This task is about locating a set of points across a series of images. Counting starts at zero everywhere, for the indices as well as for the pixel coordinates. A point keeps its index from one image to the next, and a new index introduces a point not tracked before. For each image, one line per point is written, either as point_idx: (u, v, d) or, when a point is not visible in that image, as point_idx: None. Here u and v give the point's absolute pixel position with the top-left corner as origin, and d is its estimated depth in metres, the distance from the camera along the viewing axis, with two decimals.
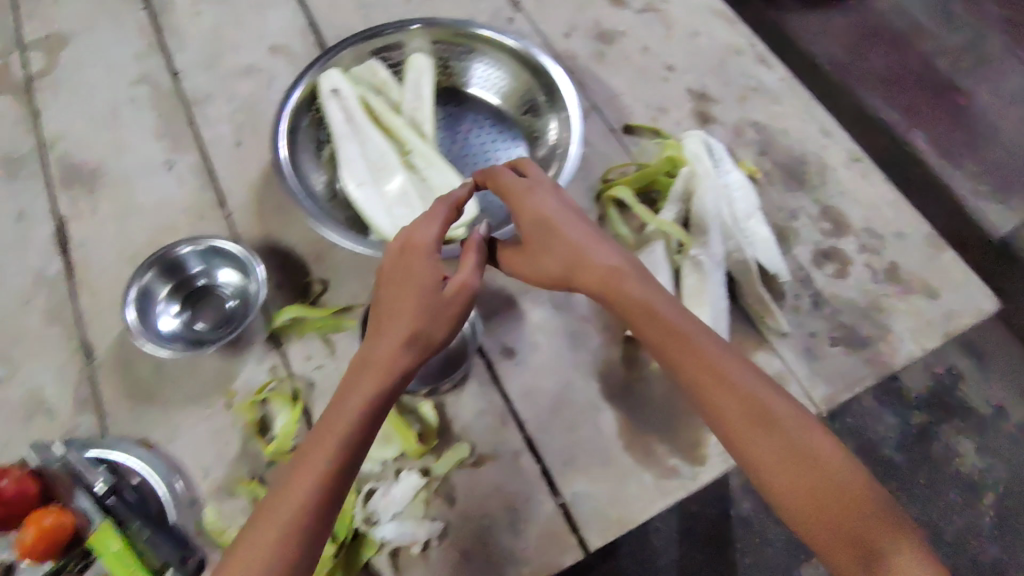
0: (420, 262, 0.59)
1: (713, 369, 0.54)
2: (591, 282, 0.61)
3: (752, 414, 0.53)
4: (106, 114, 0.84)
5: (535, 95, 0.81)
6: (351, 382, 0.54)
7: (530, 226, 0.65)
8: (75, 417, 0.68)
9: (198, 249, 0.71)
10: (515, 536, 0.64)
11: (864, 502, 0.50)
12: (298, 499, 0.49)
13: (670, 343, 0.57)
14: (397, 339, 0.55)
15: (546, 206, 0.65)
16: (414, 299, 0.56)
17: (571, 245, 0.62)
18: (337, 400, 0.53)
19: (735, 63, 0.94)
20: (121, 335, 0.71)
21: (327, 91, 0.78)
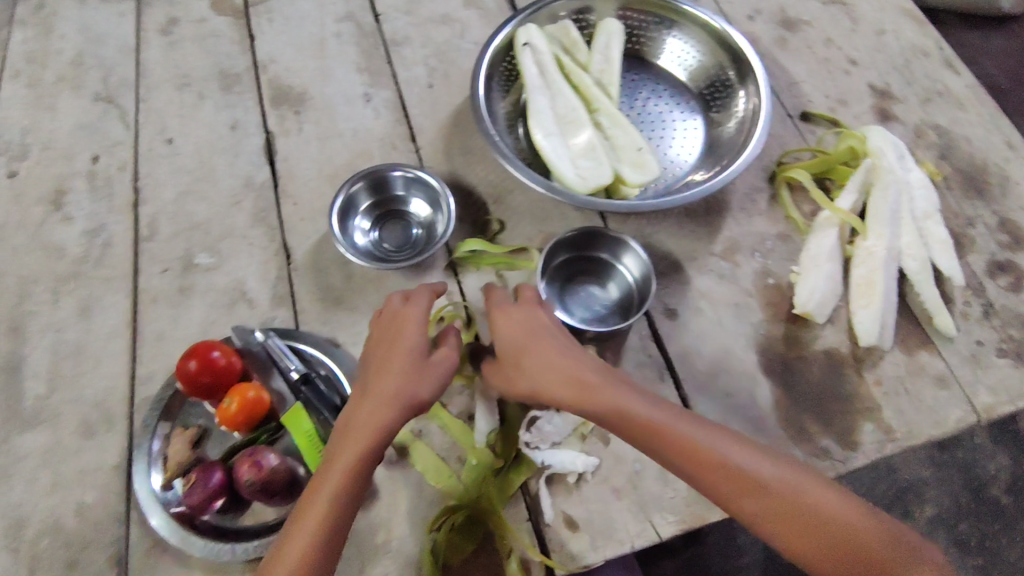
0: (405, 336, 0.60)
1: (727, 468, 0.53)
2: (567, 392, 0.58)
3: (757, 494, 0.52)
4: (315, 45, 0.91)
5: (722, 70, 0.84)
6: (338, 444, 0.56)
7: (505, 343, 0.61)
8: (272, 309, 0.74)
9: (407, 176, 0.76)
10: (665, 485, 0.67)
11: (875, 539, 0.51)
12: (310, 534, 0.52)
13: (678, 453, 0.54)
14: (381, 402, 0.56)
15: (529, 319, 0.62)
16: (400, 371, 0.58)
17: (551, 354, 0.59)
18: (329, 457, 0.55)
19: (920, 64, 0.92)
20: (318, 243, 0.77)
21: (524, 43, 0.81)
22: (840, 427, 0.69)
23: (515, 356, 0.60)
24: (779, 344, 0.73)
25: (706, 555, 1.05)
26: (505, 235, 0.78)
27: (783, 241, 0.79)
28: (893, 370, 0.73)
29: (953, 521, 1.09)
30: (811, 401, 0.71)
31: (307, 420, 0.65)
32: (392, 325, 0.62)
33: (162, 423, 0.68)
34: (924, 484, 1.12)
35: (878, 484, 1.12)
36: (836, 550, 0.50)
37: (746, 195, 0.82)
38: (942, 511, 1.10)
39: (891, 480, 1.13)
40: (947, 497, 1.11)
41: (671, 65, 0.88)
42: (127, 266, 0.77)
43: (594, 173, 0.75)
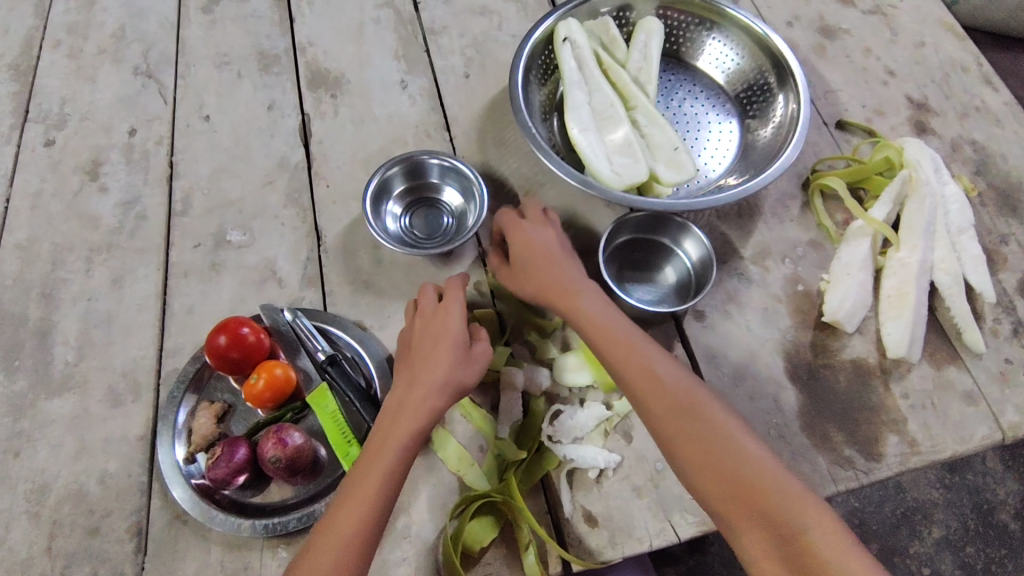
0: (444, 325, 0.60)
1: (644, 364, 0.58)
2: (552, 293, 0.64)
3: (673, 408, 0.56)
4: (352, 30, 0.91)
5: (760, 74, 0.83)
6: (385, 426, 0.56)
7: (520, 253, 0.67)
8: (301, 290, 0.74)
9: (443, 164, 0.76)
10: (687, 486, 0.66)
11: (772, 480, 0.51)
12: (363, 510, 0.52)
13: (614, 348, 0.60)
14: (432, 382, 0.57)
15: (543, 238, 0.67)
16: (446, 358, 0.58)
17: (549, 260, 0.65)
18: (381, 431, 0.56)
19: (959, 78, 0.91)
20: (350, 227, 0.78)
21: (563, 37, 0.81)
22: (864, 438, 0.69)
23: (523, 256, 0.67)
24: (806, 351, 0.73)
25: (709, 562, 1.04)
26: None
27: (815, 249, 0.79)
28: (920, 384, 0.72)
29: (960, 543, 1.09)
30: (836, 410, 0.70)
31: (332, 401, 0.65)
32: (433, 314, 0.62)
33: (189, 396, 0.68)
34: (933, 505, 1.12)
35: (886, 502, 1.12)
36: (724, 466, 0.52)
37: (779, 200, 0.81)
38: (950, 533, 1.10)
39: (900, 498, 1.13)
40: (955, 518, 1.11)
41: (710, 66, 0.87)
42: (159, 240, 0.77)
43: (629, 169, 0.75)
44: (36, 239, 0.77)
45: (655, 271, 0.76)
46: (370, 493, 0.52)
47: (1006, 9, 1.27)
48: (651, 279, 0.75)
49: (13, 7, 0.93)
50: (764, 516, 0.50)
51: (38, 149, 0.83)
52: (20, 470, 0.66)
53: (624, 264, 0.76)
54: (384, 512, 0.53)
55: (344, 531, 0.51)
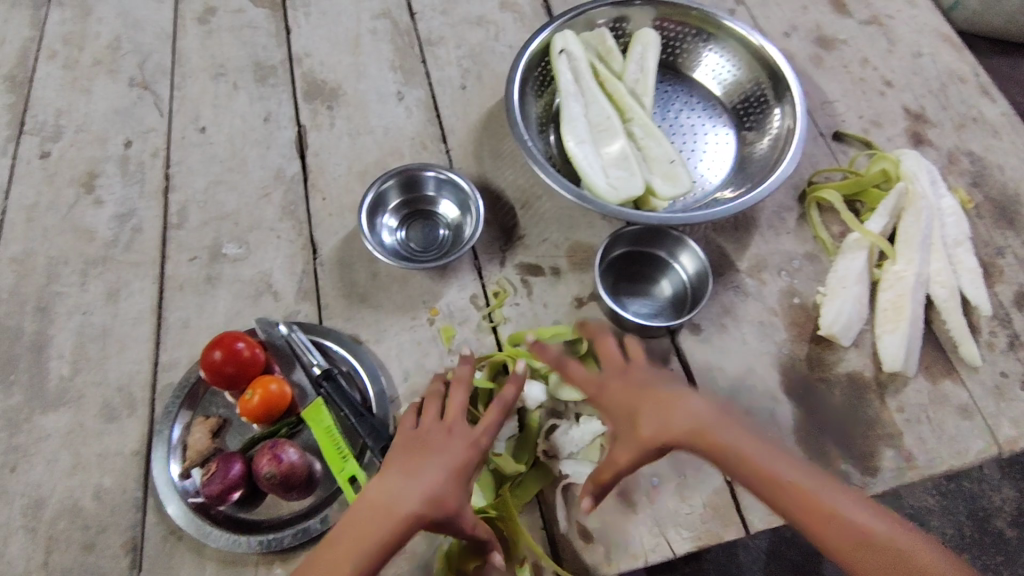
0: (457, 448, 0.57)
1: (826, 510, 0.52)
2: (681, 437, 0.57)
3: (851, 533, 0.51)
4: (349, 41, 0.91)
5: (758, 85, 0.83)
6: (354, 531, 0.53)
7: (617, 405, 0.61)
8: (297, 303, 0.74)
9: (439, 177, 0.76)
10: (681, 502, 0.66)
11: None
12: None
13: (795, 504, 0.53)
14: (419, 502, 0.54)
15: (631, 378, 0.62)
16: (438, 481, 0.55)
17: (664, 409, 0.58)
18: (354, 531, 0.53)
19: (956, 89, 0.91)
20: (346, 239, 0.78)
21: (560, 50, 0.81)
22: (860, 452, 0.69)
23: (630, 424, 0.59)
24: (802, 365, 0.73)
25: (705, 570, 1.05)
26: (532, 241, 0.78)
27: (811, 261, 0.79)
28: (916, 398, 0.72)
29: (957, 551, 1.09)
30: (832, 424, 0.70)
31: (327, 416, 0.65)
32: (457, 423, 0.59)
33: (184, 411, 0.68)
34: (929, 512, 1.12)
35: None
36: None
37: (775, 212, 0.81)
38: (948, 540, 1.10)
39: (897, 506, 1.13)
40: (952, 526, 1.11)
41: (706, 77, 0.87)
42: (155, 253, 0.77)
43: (626, 183, 0.75)
44: (31, 252, 0.77)
45: (650, 284, 0.76)
46: None
47: (1004, 15, 1.27)
48: (646, 292, 0.75)
49: (10, 18, 0.93)
50: None
51: (33, 161, 0.83)
52: (15, 485, 0.66)
53: (619, 277, 0.76)
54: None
55: None
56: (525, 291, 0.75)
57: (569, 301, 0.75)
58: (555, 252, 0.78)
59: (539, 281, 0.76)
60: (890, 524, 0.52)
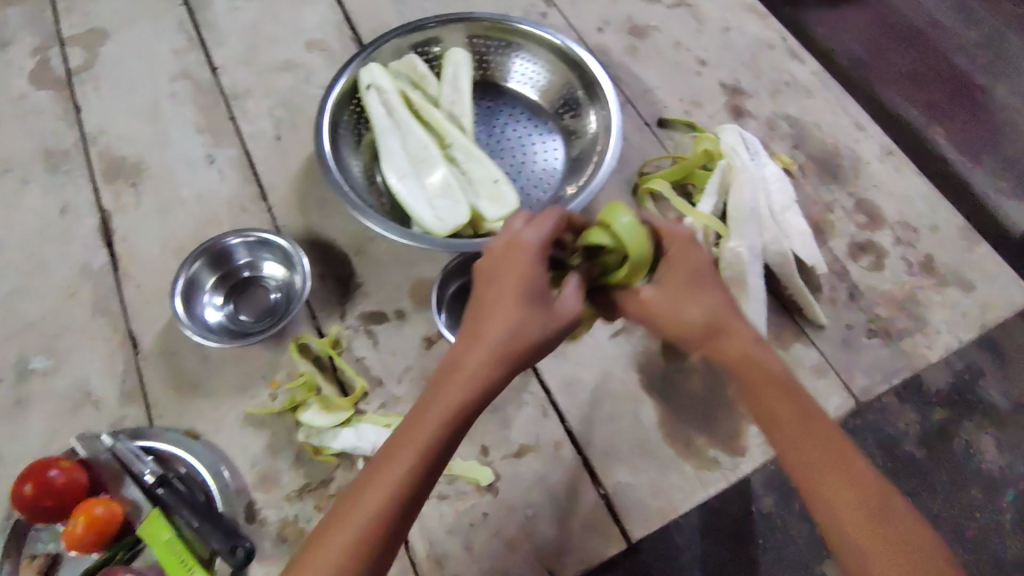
0: (525, 284, 0.52)
1: (848, 468, 0.52)
2: (729, 342, 0.57)
3: (864, 488, 0.51)
4: (148, 109, 0.85)
5: (572, 88, 0.83)
6: (435, 391, 0.51)
7: (684, 279, 0.57)
8: (123, 408, 0.68)
9: (249, 241, 0.71)
10: (559, 527, 0.64)
11: None
12: (378, 502, 0.47)
13: (814, 444, 0.53)
14: (488, 346, 0.50)
15: (697, 261, 0.58)
16: (506, 317, 0.51)
17: (721, 313, 0.57)
18: (439, 384, 0.51)
19: (767, 57, 0.94)
20: (168, 326, 0.72)
21: (367, 85, 0.78)
22: (725, 434, 0.69)
23: (670, 311, 0.57)
24: (658, 359, 0.73)
25: None
26: (369, 287, 0.75)
27: None
28: None
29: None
30: (695, 413, 0.70)
31: (166, 529, 0.59)
32: (505, 250, 0.54)
33: (5, 558, 0.61)
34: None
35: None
36: None
37: None
38: None
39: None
40: None
41: (525, 87, 0.86)
42: None
43: (452, 213, 0.72)
44: None
45: None
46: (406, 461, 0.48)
47: None
48: None
49: None
50: None
51: None
52: None
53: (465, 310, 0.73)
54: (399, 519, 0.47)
55: (379, 491, 0.47)
56: (369, 342, 0.71)
57: (419, 342, 0.72)
58: (397, 293, 0.74)
59: (383, 329, 0.72)
60: (908, 524, 0.49)
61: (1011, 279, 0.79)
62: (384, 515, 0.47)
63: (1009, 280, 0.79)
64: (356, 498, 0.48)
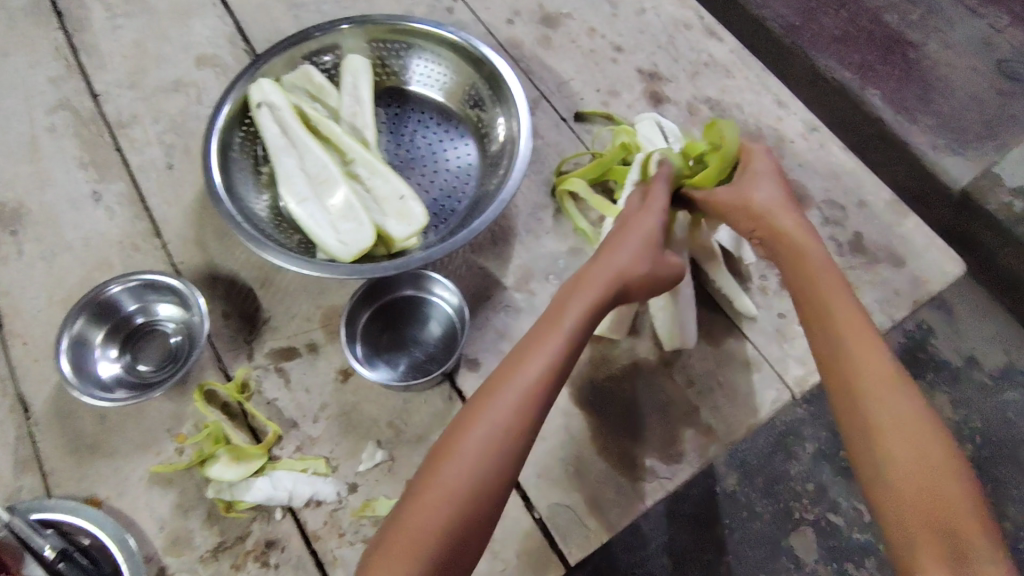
0: (615, 253, 0.58)
1: (865, 330, 0.55)
2: (781, 224, 0.61)
3: (876, 350, 0.54)
4: (25, 146, 0.79)
5: (478, 88, 0.78)
6: (546, 326, 0.54)
7: (747, 177, 0.64)
8: (16, 479, 0.63)
9: (134, 286, 0.66)
10: (493, 558, 0.61)
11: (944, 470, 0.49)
12: (503, 421, 0.48)
13: (830, 305, 0.57)
14: (605, 280, 0.56)
15: (769, 168, 0.65)
16: (629, 258, 0.57)
17: (778, 203, 0.62)
18: (546, 320, 0.54)
19: (684, 37, 0.91)
20: (61, 385, 0.66)
21: (257, 103, 0.73)
22: (660, 441, 0.67)
23: (740, 197, 0.63)
24: (587, 369, 0.70)
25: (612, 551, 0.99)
26: (277, 321, 0.70)
27: (576, 256, 0.75)
28: (704, 366, 0.71)
29: (834, 451, 1.10)
30: (629, 422, 0.68)
31: None
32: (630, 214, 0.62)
33: None
34: (801, 423, 1.11)
35: (760, 435, 1.10)
36: (921, 445, 0.50)
37: (530, 215, 0.77)
38: (823, 444, 1.10)
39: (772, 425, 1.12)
40: (825, 429, 1.11)
41: (431, 90, 0.82)
42: None
43: (356, 234, 0.68)
44: None
45: (417, 325, 0.70)
46: (521, 386, 0.50)
47: None
48: (414, 340, 0.69)
49: None
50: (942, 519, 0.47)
51: None
52: None
53: (381, 338, 0.69)
54: (503, 471, 0.47)
55: (497, 411, 0.49)
56: (280, 381, 0.67)
57: (334, 376, 0.68)
58: (308, 325, 0.70)
59: (295, 365, 0.68)
60: (910, 397, 0.52)
61: (940, 249, 0.78)
62: (509, 436, 0.48)
63: (938, 251, 0.78)
64: (474, 418, 0.49)
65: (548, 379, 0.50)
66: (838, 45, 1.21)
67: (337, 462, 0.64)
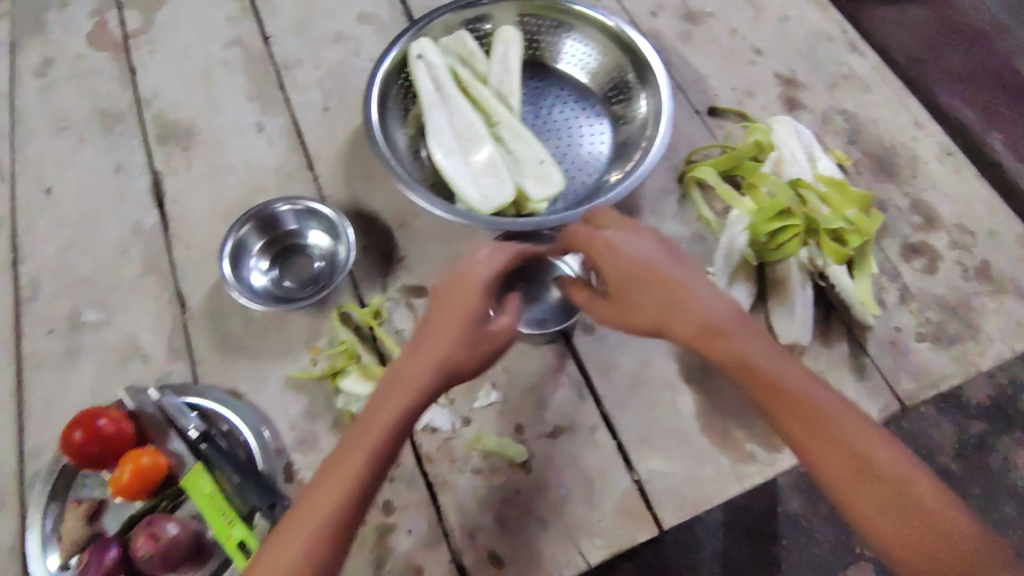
0: (438, 343, 0.52)
1: (815, 419, 0.50)
2: (690, 330, 0.54)
3: (836, 448, 0.49)
4: (200, 74, 0.86)
5: (623, 70, 0.81)
6: (362, 424, 0.51)
7: (614, 278, 0.57)
8: (169, 364, 0.70)
9: (296, 209, 0.73)
10: (591, 509, 0.65)
11: (955, 535, 0.47)
12: (309, 535, 0.47)
13: (772, 399, 0.51)
14: (429, 359, 0.52)
15: (648, 249, 0.57)
16: (442, 348, 0.52)
17: (673, 292, 0.54)
18: (363, 421, 0.51)
19: (825, 49, 0.92)
20: (215, 288, 0.73)
21: (418, 59, 0.78)
22: (764, 429, 0.68)
23: (622, 281, 0.56)
24: (700, 349, 0.72)
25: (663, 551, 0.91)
26: (411, 260, 0.75)
27: (698, 242, 0.78)
28: (814, 365, 0.72)
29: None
30: (735, 406, 0.69)
31: (207, 480, 0.61)
32: (459, 282, 0.55)
33: (53, 503, 0.64)
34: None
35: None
36: (914, 525, 0.47)
37: (658, 197, 0.80)
38: None
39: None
40: None
41: (574, 68, 0.85)
42: (9, 333, 0.72)
43: (497, 190, 0.72)
44: None
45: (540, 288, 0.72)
46: (330, 491, 0.48)
47: None
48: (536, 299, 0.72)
49: None
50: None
51: None
52: None
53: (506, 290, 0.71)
54: (327, 570, 0.48)
55: (309, 520, 0.48)
56: (410, 315, 0.73)
57: None
58: (439, 269, 0.75)
59: (424, 303, 0.73)
60: (890, 474, 0.49)
61: None
62: (320, 541, 0.47)
63: None
64: (298, 519, 0.48)
65: (361, 481, 0.49)
66: (965, 84, 1.19)
67: (454, 395, 0.69)
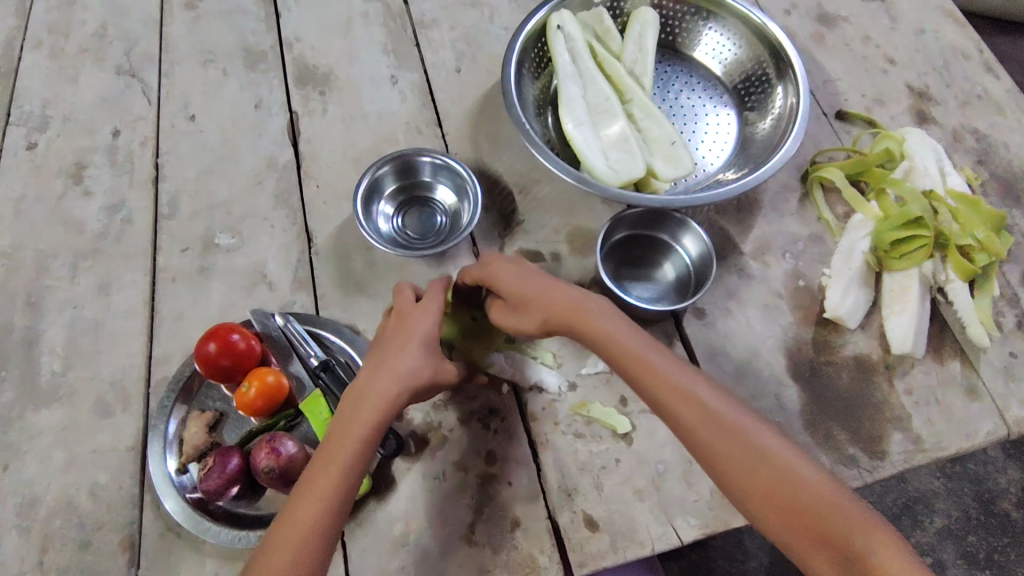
0: (399, 362, 0.56)
1: (712, 419, 0.54)
2: (566, 324, 0.60)
3: (727, 439, 0.53)
4: (341, 24, 0.89)
5: (759, 63, 0.82)
6: (338, 421, 0.55)
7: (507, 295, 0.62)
8: (293, 294, 0.73)
9: (435, 162, 0.74)
10: (687, 488, 0.65)
11: (832, 509, 0.50)
12: (311, 516, 0.50)
13: (671, 399, 0.55)
14: (395, 377, 0.55)
15: (522, 270, 0.63)
16: (409, 362, 0.56)
17: (556, 308, 0.60)
18: (340, 422, 0.54)
19: (960, 66, 0.90)
20: (341, 228, 0.76)
21: (557, 29, 0.79)
22: (867, 435, 0.68)
23: (521, 300, 0.62)
24: (808, 348, 0.72)
25: (710, 556, 1.02)
26: (530, 225, 0.77)
27: (816, 242, 0.78)
28: (924, 379, 0.71)
29: (962, 533, 1.07)
30: (840, 408, 0.69)
31: (325, 407, 0.64)
32: (408, 310, 0.60)
33: (178, 405, 0.66)
34: (934, 495, 1.10)
35: (888, 494, 1.10)
36: (797, 509, 0.50)
37: (778, 193, 0.80)
38: (952, 522, 1.08)
39: (901, 489, 1.11)
40: (957, 508, 1.09)
41: (706, 57, 0.86)
42: (146, 245, 0.76)
43: (627, 165, 0.73)
44: (19, 247, 0.76)
45: (654, 266, 0.75)
46: (327, 478, 0.52)
47: None
48: (649, 277, 0.74)
49: None
50: (837, 548, 0.49)
51: (20, 153, 0.81)
52: (9, 482, 0.65)
53: (620, 262, 0.74)
54: (319, 559, 0.50)
55: (309, 508, 0.51)
56: None
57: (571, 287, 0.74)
58: (555, 237, 0.76)
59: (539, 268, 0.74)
60: (731, 441, 0.53)
61: None
62: (323, 523, 0.51)
63: None
64: (297, 508, 0.51)
65: (353, 466, 0.53)
66: None
67: (562, 359, 0.71)
